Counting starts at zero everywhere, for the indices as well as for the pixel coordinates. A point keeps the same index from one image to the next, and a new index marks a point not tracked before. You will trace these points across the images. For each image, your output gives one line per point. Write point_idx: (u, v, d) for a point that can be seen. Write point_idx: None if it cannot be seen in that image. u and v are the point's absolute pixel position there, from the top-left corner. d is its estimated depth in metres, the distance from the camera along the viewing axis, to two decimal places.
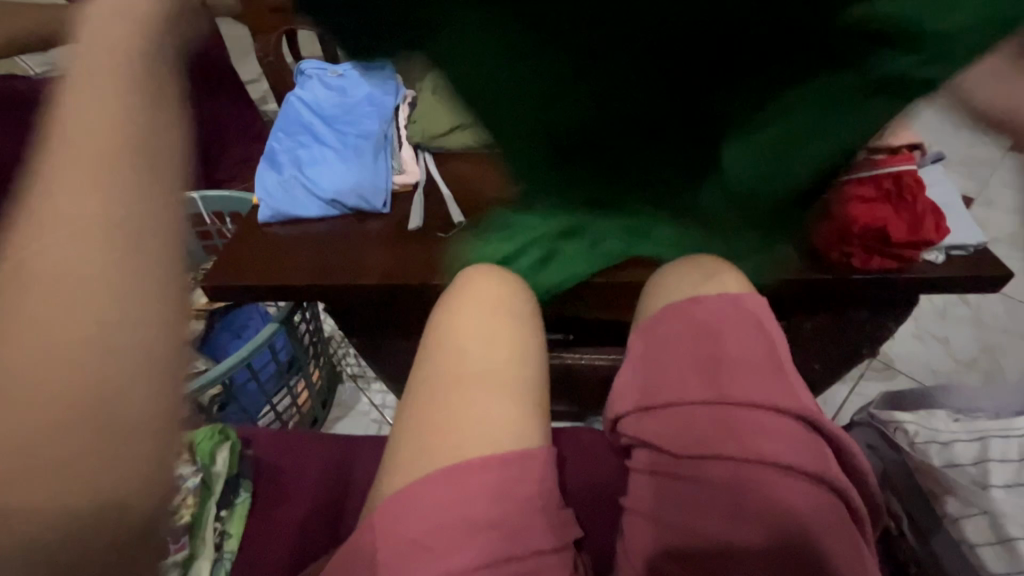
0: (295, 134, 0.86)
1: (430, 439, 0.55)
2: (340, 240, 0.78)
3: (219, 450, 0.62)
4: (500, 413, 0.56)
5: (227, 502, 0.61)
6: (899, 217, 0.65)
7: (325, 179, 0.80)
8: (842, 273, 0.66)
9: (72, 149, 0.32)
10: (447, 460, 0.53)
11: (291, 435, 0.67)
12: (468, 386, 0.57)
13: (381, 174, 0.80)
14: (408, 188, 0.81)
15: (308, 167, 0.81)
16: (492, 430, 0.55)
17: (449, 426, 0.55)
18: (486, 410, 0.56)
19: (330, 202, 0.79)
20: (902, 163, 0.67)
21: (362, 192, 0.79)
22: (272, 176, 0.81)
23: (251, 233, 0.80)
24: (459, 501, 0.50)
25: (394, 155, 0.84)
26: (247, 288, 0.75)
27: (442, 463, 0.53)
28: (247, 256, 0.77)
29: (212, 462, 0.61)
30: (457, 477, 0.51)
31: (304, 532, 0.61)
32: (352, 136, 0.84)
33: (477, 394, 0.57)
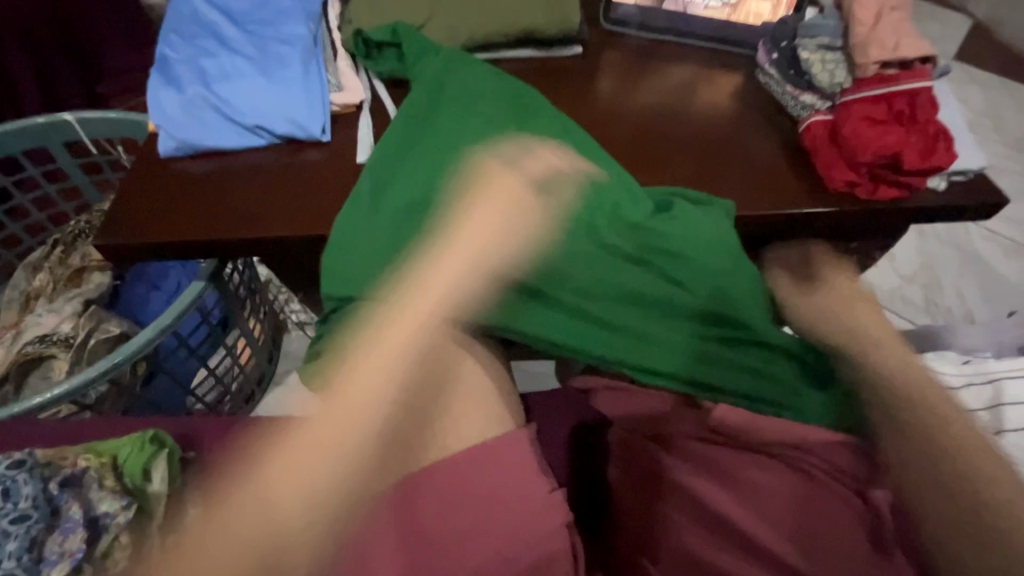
0: (196, 39, 0.67)
1: (362, 378, 0.50)
2: (257, 179, 0.63)
3: (150, 466, 0.50)
4: (489, 407, 0.51)
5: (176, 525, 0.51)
6: (913, 139, 0.60)
7: (242, 101, 0.63)
8: (842, 205, 0.62)
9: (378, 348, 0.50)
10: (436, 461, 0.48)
11: (243, 428, 0.57)
12: (386, 337, 0.50)
13: (317, 93, 0.65)
14: (352, 108, 0.67)
15: (216, 82, 0.64)
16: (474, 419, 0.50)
17: (405, 411, 0.48)
18: (475, 399, 0.51)
19: (254, 131, 0.64)
20: (914, 80, 0.62)
21: (294, 116, 0.63)
22: (172, 94, 0.64)
23: (147, 176, 0.63)
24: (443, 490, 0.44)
25: (329, 66, 0.68)
26: (162, 237, 0.60)
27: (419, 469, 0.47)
28: (162, 198, 0.62)
29: (145, 483, 0.50)
30: None
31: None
32: (270, 41, 0.67)
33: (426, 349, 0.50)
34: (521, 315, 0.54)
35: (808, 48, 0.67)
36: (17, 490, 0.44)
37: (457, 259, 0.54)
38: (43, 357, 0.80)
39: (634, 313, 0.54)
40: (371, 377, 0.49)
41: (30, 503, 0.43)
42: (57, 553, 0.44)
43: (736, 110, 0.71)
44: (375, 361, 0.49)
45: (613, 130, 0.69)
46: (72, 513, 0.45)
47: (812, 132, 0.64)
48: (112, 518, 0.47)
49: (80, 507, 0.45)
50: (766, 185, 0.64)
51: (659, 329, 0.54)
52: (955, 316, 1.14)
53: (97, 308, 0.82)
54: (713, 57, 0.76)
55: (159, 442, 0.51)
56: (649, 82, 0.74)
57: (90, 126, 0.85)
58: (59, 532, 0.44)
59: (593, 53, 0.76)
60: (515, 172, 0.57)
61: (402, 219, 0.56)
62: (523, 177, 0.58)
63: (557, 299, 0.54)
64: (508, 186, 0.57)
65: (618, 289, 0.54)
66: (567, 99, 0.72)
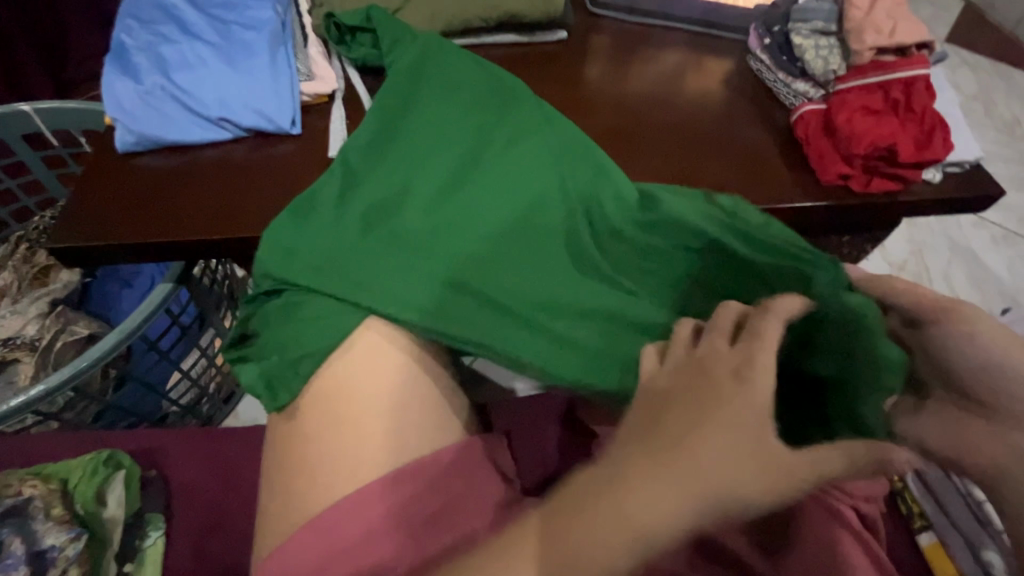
0: (153, 24, 0.63)
1: (311, 387, 0.44)
2: (222, 174, 0.60)
3: (106, 486, 0.49)
4: (442, 414, 0.45)
5: (131, 552, 0.49)
6: (907, 131, 0.58)
7: (205, 90, 0.60)
8: (834, 198, 0.60)
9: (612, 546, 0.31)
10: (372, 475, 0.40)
11: (208, 438, 0.55)
12: (353, 361, 0.44)
13: (284, 81, 0.61)
14: (324, 98, 0.64)
15: (176, 70, 0.60)
16: (424, 434, 0.43)
17: (375, 434, 0.41)
18: (419, 406, 0.43)
19: (218, 122, 0.60)
20: (911, 68, 0.59)
21: (262, 107, 0.60)
22: (128, 83, 0.60)
23: (105, 172, 0.60)
24: (407, 516, 0.39)
25: (299, 53, 0.65)
26: (119, 238, 0.56)
27: (363, 483, 0.40)
28: (120, 195, 0.58)
29: (102, 506, 0.49)
30: (429, 467, 0.41)
31: (225, 559, 0.50)
32: (234, 26, 0.64)
33: (382, 365, 0.44)
34: (447, 311, 0.47)
35: (801, 33, 0.63)
36: None
37: (418, 259, 0.48)
38: (7, 362, 0.76)
39: (565, 317, 0.49)
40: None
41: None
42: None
43: (725, 98, 0.68)
44: (404, 421, 0.42)
45: (595, 118, 0.66)
46: (15, 545, 0.43)
47: (804, 122, 0.62)
48: (59, 550, 0.45)
49: (23, 542, 0.44)
50: (757, 177, 0.62)
51: (580, 322, 0.49)
52: None
53: (64, 309, 0.79)
54: (702, 42, 0.73)
55: (112, 461, 0.51)
56: (637, 68, 0.71)
57: (48, 118, 0.80)
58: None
59: (578, 37, 0.73)
60: (488, 165, 0.53)
61: (381, 224, 0.50)
62: (502, 178, 0.52)
63: (478, 301, 0.48)
64: (480, 184, 0.52)
65: (541, 286, 0.49)
66: (550, 85, 0.69)
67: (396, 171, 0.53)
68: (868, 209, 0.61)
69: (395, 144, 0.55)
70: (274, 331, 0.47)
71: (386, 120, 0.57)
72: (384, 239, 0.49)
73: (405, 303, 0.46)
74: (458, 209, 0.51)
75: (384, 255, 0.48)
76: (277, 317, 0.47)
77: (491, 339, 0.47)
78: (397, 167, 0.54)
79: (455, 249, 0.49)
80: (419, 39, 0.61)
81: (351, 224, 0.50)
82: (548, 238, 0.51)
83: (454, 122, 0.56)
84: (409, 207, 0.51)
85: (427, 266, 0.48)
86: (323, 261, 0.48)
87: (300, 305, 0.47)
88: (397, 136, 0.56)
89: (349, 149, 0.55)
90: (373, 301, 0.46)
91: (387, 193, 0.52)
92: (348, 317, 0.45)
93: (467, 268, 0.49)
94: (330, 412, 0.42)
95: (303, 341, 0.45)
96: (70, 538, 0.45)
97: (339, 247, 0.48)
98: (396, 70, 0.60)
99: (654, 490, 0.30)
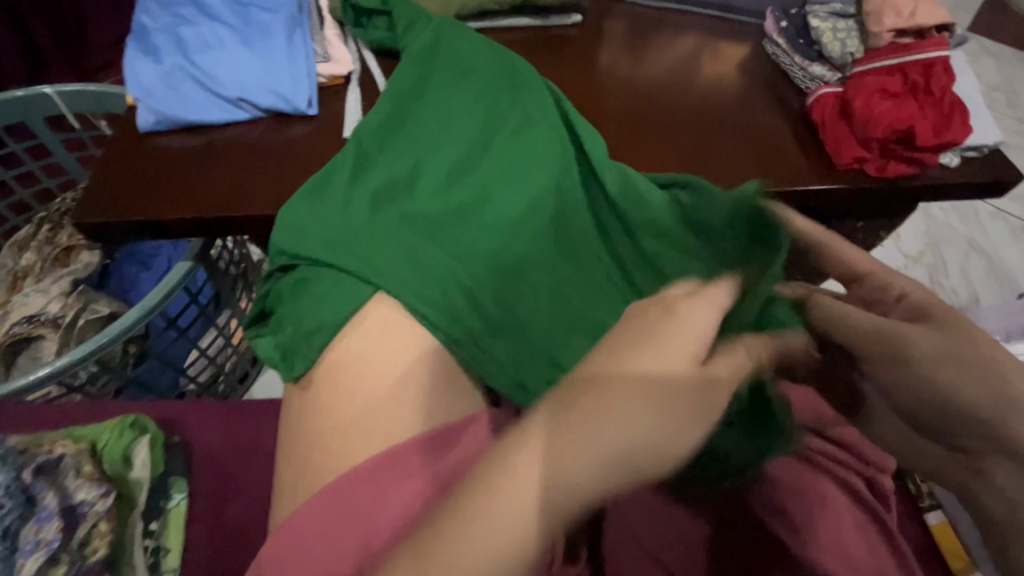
0: (174, 6, 0.64)
1: (326, 358, 0.45)
2: (240, 154, 0.61)
3: (133, 448, 0.51)
4: (455, 387, 0.46)
5: (157, 513, 0.51)
6: (925, 114, 0.57)
7: (224, 70, 0.61)
8: (850, 182, 0.60)
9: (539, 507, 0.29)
10: (385, 442, 0.41)
11: (228, 410, 0.57)
12: (368, 336, 0.44)
13: (300, 62, 0.62)
14: (340, 79, 0.65)
15: (196, 51, 0.61)
16: (435, 405, 0.43)
17: (389, 406, 0.42)
18: (430, 377, 0.44)
19: (236, 103, 0.61)
20: (931, 49, 0.58)
21: (279, 88, 0.61)
22: (150, 64, 0.61)
23: (129, 151, 0.61)
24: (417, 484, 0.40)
25: (316, 35, 0.65)
26: (141, 214, 0.57)
27: (376, 452, 0.41)
28: (141, 173, 0.60)
29: (130, 467, 0.51)
30: (440, 438, 0.42)
31: (242, 527, 0.52)
32: (252, 9, 0.64)
33: (395, 341, 0.44)
34: (450, 294, 0.47)
35: (818, 15, 0.63)
36: None
37: (424, 241, 0.49)
38: (31, 338, 0.78)
39: (559, 306, 0.51)
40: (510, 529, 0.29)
41: (4, 493, 0.44)
42: (33, 542, 0.44)
43: (741, 83, 0.68)
44: (415, 394, 0.43)
45: (608, 102, 0.66)
46: (48, 500, 0.45)
47: (820, 105, 0.62)
48: (88, 505, 0.46)
49: (56, 496, 0.46)
50: (771, 162, 0.62)
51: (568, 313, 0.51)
52: (960, 298, 1.12)
53: (86, 287, 0.81)
54: (719, 27, 0.72)
55: (137, 425, 0.52)
56: (651, 53, 0.71)
57: (70, 100, 0.82)
58: (34, 522, 0.44)
59: (592, 22, 0.73)
60: (495, 151, 0.54)
61: (389, 206, 0.50)
62: (511, 172, 0.53)
63: (479, 286, 0.48)
64: (487, 170, 0.53)
65: (540, 275, 0.51)
66: (564, 70, 0.69)
67: (407, 154, 0.54)
68: (883, 194, 0.60)
69: (406, 128, 0.56)
70: (289, 307, 0.48)
71: (398, 105, 0.57)
72: (392, 221, 0.49)
73: (407, 284, 0.46)
74: (464, 194, 0.52)
75: (391, 235, 0.48)
76: (290, 295, 0.49)
77: (489, 324, 0.48)
78: (407, 150, 0.54)
79: (460, 232, 0.50)
80: (439, 31, 0.61)
81: (359, 205, 0.50)
82: (552, 228, 0.52)
83: (464, 105, 0.56)
84: (419, 191, 0.52)
85: (434, 247, 0.48)
86: (332, 236, 0.48)
87: (312, 281, 0.48)
88: (408, 120, 0.56)
89: (362, 132, 0.56)
90: (382, 278, 0.46)
91: (397, 175, 0.53)
92: (358, 293, 0.46)
93: (470, 251, 0.49)
94: (344, 384, 0.43)
95: (316, 314, 0.46)
96: (98, 494, 0.46)
97: (354, 223, 0.49)
98: (410, 55, 0.60)
99: (583, 460, 0.29)
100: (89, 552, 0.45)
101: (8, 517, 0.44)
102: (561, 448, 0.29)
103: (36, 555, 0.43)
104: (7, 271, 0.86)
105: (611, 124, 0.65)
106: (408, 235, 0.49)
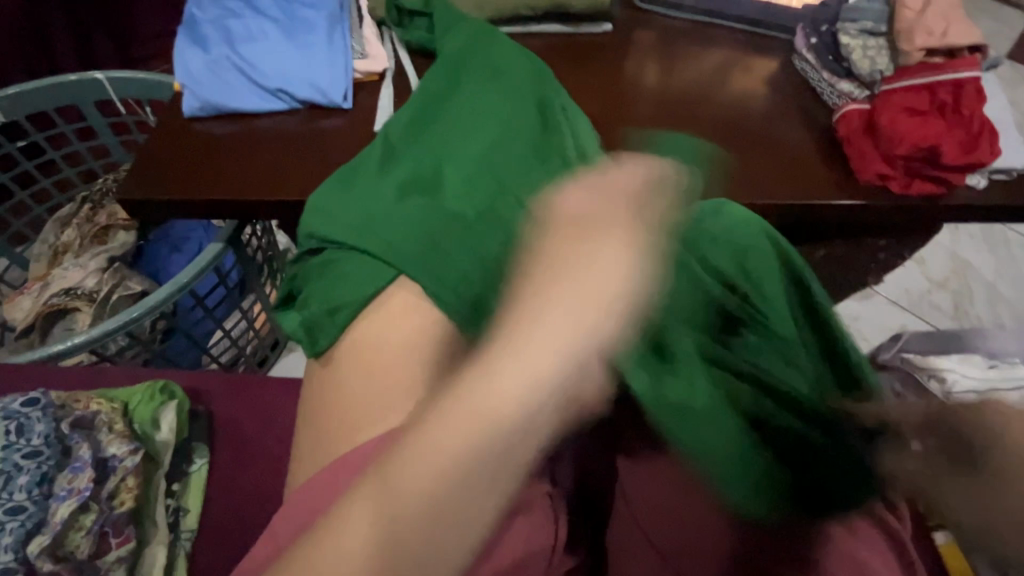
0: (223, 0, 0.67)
1: (347, 336, 0.47)
2: (276, 142, 0.63)
3: (162, 412, 0.53)
4: None
5: (179, 475, 0.54)
6: (952, 133, 0.57)
7: (266, 62, 0.64)
8: (872, 198, 0.60)
9: (463, 440, 0.29)
10: (397, 419, 0.42)
11: (250, 385, 0.59)
12: (390, 319, 0.46)
13: (338, 58, 0.65)
14: (375, 77, 0.67)
15: (241, 43, 0.64)
16: None
17: (407, 385, 0.43)
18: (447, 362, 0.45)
19: (276, 94, 0.64)
20: (963, 69, 0.59)
21: (318, 82, 0.63)
22: (198, 54, 0.64)
23: (174, 133, 0.64)
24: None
25: (355, 33, 0.68)
26: (182, 194, 0.60)
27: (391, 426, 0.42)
28: (184, 155, 0.63)
29: (156, 429, 0.52)
30: None
31: (256, 496, 0.54)
32: (296, 4, 0.67)
33: (414, 322, 0.46)
34: (469, 284, 0.47)
35: (849, 32, 0.63)
36: (30, 426, 0.47)
37: (447, 230, 0.50)
38: (67, 310, 0.81)
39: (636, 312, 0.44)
40: (441, 459, 0.30)
41: (43, 441, 0.46)
42: (66, 490, 0.45)
43: (769, 97, 0.68)
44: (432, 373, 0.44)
45: (636, 110, 0.68)
46: (82, 452, 0.47)
47: (846, 120, 0.62)
48: (119, 460, 0.48)
49: (90, 448, 0.47)
50: (795, 178, 0.62)
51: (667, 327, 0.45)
52: (985, 324, 1.10)
53: (121, 263, 0.84)
54: (750, 41, 0.73)
55: (168, 391, 0.54)
56: (679, 63, 0.72)
57: (119, 84, 0.86)
58: (68, 471, 0.46)
59: (623, 31, 0.74)
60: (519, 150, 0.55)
61: (416, 197, 0.52)
62: (532, 172, 0.54)
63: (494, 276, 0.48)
64: (511, 166, 0.54)
65: None
66: (595, 76, 0.70)
67: (436, 147, 0.56)
68: (908, 211, 0.60)
69: (436, 122, 0.58)
70: (315, 286, 0.50)
71: (428, 101, 0.60)
72: (418, 209, 0.51)
73: (427, 267, 0.47)
74: (487, 189, 0.53)
75: (416, 223, 0.50)
76: (316, 274, 0.50)
77: None
78: (436, 143, 0.56)
79: (484, 221, 0.50)
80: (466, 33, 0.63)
81: (386, 194, 0.52)
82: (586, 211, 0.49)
83: (491, 102, 0.58)
84: (446, 182, 0.53)
85: (456, 238, 0.49)
86: (359, 220, 0.50)
87: (339, 262, 0.49)
88: (440, 115, 0.58)
89: (395, 127, 0.58)
90: (404, 263, 0.47)
91: (425, 166, 0.54)
92: (381, 275, 0.48)
93: (489, 239, 0.49)
94: (363, 364, 0.45)
95: (341, 294, 0.47)
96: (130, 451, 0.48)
97: (383, 212, 0.51)
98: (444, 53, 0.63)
99: (517, 374, 0.29)
100: (116, 504, 0.47)
101: (46, 464, 0.46)
102: (530, 361, 0.29)
103: (69, 501, 0.45)
104: (48, 245, 0.89)
105: (639, 132, 0.66)
106: (433, 223, 0.50)
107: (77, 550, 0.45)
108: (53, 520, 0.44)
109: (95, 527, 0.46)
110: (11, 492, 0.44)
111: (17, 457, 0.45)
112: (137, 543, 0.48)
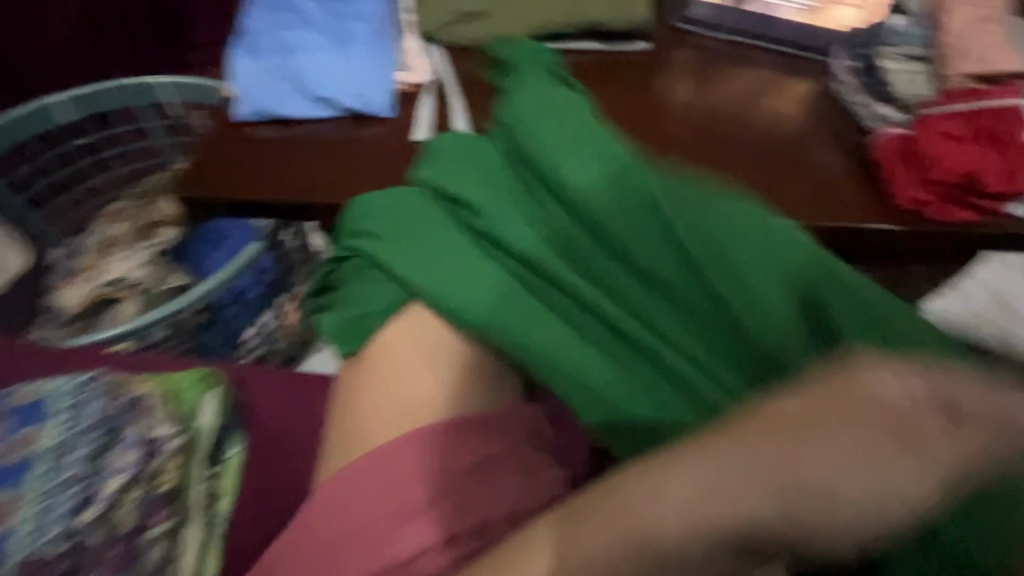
0: (274, 14, 0.71)
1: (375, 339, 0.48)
2: (318, 148, 0.66)
3: (204, 400, 0.54)
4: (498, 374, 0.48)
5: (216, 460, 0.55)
6: (991, 161, 0.56)
7: (313, 73, 0.67)
8: (907, 223, 0.59)
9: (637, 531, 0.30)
10: (427, 420, 0.44)
11: (281, 380, 0.61)
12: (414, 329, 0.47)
13: (380, 70, 0.68)
14: (413, 87, 0.69)
15: (290, 55, 0.68)
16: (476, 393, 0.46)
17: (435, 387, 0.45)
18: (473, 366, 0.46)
19: (320, 103, 0.67)
20: (1000, 97, 0.58)
21: (361, 93, 0.66)
22: (250, 64, 0.68)
23: (223, 137, 0.67)
24: (452, 462, 0.42)
25: (396, 46, 0.71)
26: (230, 195, 0.63)
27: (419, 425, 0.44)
28: (231, 158, 0.66)
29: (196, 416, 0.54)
30: (477, 423, 0.44)
31: (286, 485, 0.56)
32: (341, 19, 0.71)
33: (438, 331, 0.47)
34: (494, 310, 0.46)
35: (888, 57, 0.67)
36: (88, 403, 0.51)
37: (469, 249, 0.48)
38: (113, 300, 0.85)
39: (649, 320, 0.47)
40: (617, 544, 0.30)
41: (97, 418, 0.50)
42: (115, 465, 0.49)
43: (805, 117, 0.68)
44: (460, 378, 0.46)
45: (667, 128, 0.68)
46: (130, 431, 0.51)
47: (883, 145, 0.61)
48: (163, 442, 0.51)
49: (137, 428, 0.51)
50: (828, 201, 0.62)
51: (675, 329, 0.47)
52: None
53: (165, 258, 0.88)
54: (787, 61, 0.73)
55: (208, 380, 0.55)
56: (714, 83, 0.72)
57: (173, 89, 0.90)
58: (118, 448, 0.49)
59: (659, 49, 0.75)
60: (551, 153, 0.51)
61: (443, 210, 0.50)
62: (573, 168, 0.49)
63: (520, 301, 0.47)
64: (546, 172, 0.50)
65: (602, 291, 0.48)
66: (627, 94, 0.71)
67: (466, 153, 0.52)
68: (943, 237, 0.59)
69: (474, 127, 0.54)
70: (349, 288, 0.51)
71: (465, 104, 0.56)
72: (442, 225, 0.49)
73: (446, 288, 0.47)
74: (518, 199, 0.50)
75: (440, 240, 0.49)
76: (351, 277, 0.52)
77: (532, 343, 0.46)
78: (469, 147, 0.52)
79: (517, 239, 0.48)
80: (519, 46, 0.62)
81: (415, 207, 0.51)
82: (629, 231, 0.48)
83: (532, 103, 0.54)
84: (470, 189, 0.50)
85: (478, 258, 0.48)
86: (386, 233, 0.50)
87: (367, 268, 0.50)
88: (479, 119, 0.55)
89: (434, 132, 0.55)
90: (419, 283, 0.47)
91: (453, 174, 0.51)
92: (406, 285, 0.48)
93: (520, 264, 0.48)
94: (394, 364, 0.46)
95: (375, 297, 0.49)
96: (172, 433, 0.51)
97: None
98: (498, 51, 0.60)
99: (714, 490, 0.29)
100: (157, 484, 0.49)
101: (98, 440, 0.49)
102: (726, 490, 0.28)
103: (118, 476, 0.48)
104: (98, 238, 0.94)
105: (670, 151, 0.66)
106: (455, 238, 0.49)
107: (121, 523, 0.47)
108: (102, 492, 0.47)
109: (139, 503, 0.48)
110: (66, 464, 0.48)
111: (76, 431, 0.50)
112: (176, 521, 0.50)
